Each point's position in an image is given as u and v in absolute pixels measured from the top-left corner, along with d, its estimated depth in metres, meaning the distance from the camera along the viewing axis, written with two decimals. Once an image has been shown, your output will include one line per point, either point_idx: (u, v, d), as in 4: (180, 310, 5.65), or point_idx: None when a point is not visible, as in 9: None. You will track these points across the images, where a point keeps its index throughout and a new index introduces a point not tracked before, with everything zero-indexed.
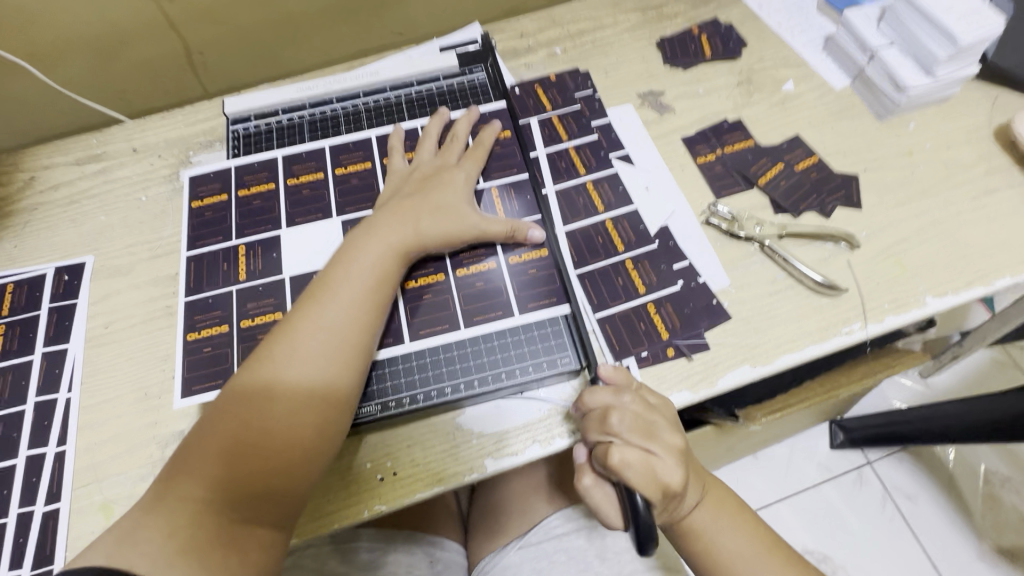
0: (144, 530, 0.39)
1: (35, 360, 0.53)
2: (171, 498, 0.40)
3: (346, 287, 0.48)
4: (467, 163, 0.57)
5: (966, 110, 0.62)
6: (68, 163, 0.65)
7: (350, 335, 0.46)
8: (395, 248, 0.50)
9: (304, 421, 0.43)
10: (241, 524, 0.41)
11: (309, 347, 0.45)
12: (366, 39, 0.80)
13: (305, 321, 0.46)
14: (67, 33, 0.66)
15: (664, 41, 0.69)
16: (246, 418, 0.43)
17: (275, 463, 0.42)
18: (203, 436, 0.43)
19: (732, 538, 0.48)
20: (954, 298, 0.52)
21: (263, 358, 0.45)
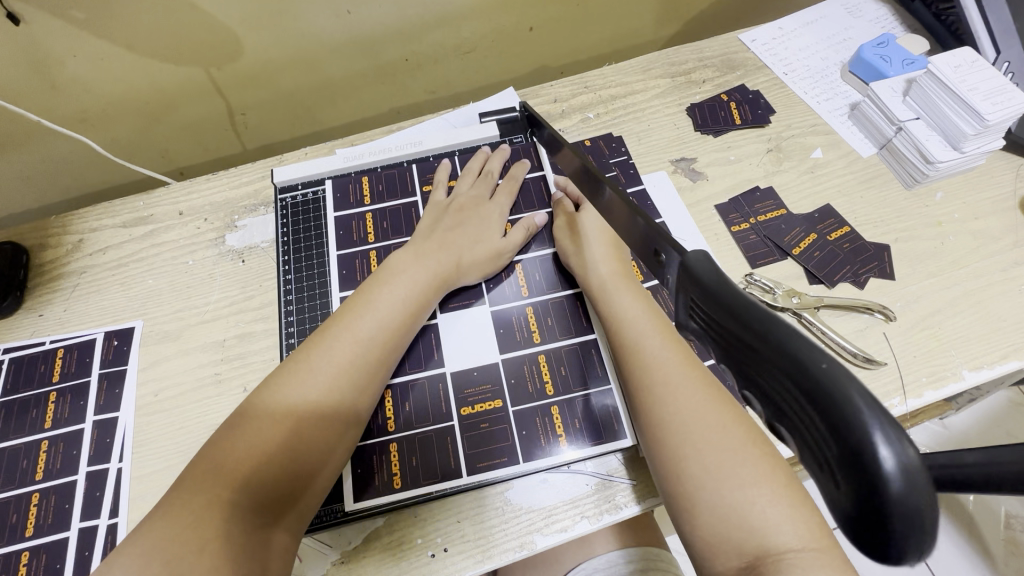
0: (160, 532, 0.37)
1: (86, 429, 0.54)
2: (188, 500, 0.38)
3: (386, 306, 0.49)
4: (501, 197, 0.60)
5: (991, 180, 0.64)
6: (115, 226, 0.66)
7: (380, 349, 0.48)
8: (433, 274, 0.53)
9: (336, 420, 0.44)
10: (260, 531, 0.39)
11: (344, 353, 0.46)
12: (400, 98, 0.82)
13: (344, 330, 0.47)
14: (119, 100, 0.68)
15: (695, 107, 0.71)
16: (269, 418, 0.42)
17: (303, 467, 0.42)
18: (237, 441, 0.41)
19: (688, 395, 0.42)
20: (989, 371, 0.53)
21: (299, 362, 0.45)
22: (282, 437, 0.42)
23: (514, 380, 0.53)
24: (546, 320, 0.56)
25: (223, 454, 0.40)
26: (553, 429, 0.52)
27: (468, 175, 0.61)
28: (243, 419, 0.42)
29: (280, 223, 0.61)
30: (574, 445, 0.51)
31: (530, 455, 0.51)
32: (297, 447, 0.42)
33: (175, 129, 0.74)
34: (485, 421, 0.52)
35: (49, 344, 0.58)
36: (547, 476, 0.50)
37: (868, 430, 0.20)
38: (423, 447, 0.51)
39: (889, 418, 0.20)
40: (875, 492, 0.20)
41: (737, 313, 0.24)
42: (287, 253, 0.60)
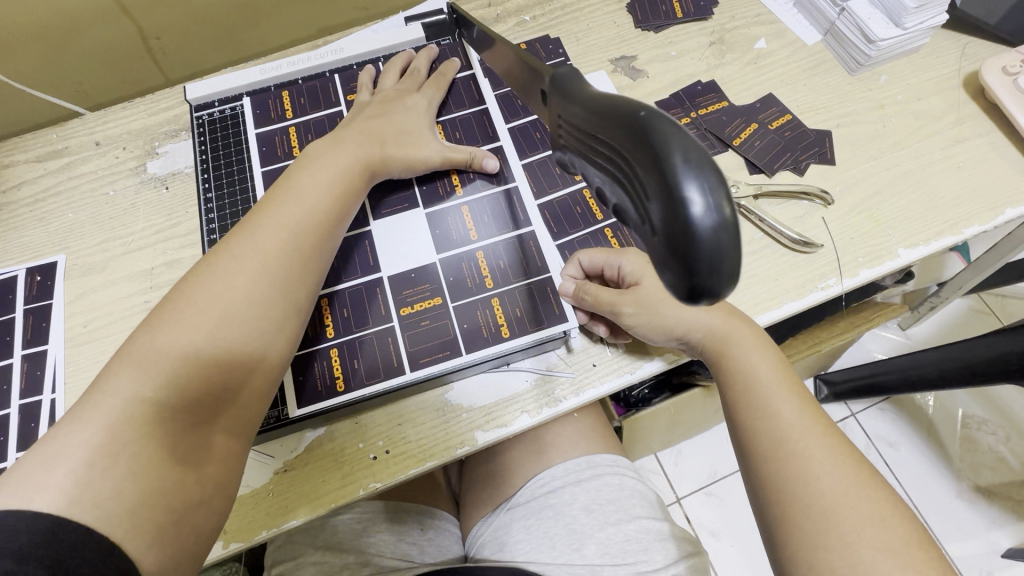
0: (83, 430, 0.35)
1: (15, 364, 0.52)
2: (112, 396, 0.36)
3: (311, 195, 0.47)
4: (428, 91, 0.57)
5: (935, 60, 0.62)
6: (29, 161, 0.62)
7: (310, 237, 0.46)
8: (358, 162, 0.50)
9: (268, 309, 0.42)
10: (194, 428, 0.38)
11: (269, 242, 0.44)
12: (329, 15, 0.77)
13: (267, 219, 0.45)
14: (14, 27, 0.62)
15: (635, 3, 0.67)
16: (191, 308, 0.40)
17: (238, 360, 0.41)
18: (156, 336, 0.39)
19: (778, 401, 0.43)
20: (925, 248, 0.54)
21: (221, 255, 0.43)
22: (211, 327, 0.40)
23: (452, 278, 0.52)
24: (481, 217, 0.54)
25: (144, 346, 0.38)
26: (495, 321, 0.50)
27: (392, 71, 0.58)
28: (165, 312, 0.40)
29: (199, 142, 0.58)
30: (516, 334, 0.50)
31: (474, 346, 0.49)
32: (229, 338, 0.40)
33: (85, 59, 0.70)
34: (426, 318, 0.50)
35: None
36: (487, 373, 0.50)
37: (677, 173, 0.22)
38: (364, 350, 0.49)
39: (703, 160, 0.22)
40: (683, 228, 0.22)
41: (591, 114, 0.27)
42: (208, 174, 0.57)
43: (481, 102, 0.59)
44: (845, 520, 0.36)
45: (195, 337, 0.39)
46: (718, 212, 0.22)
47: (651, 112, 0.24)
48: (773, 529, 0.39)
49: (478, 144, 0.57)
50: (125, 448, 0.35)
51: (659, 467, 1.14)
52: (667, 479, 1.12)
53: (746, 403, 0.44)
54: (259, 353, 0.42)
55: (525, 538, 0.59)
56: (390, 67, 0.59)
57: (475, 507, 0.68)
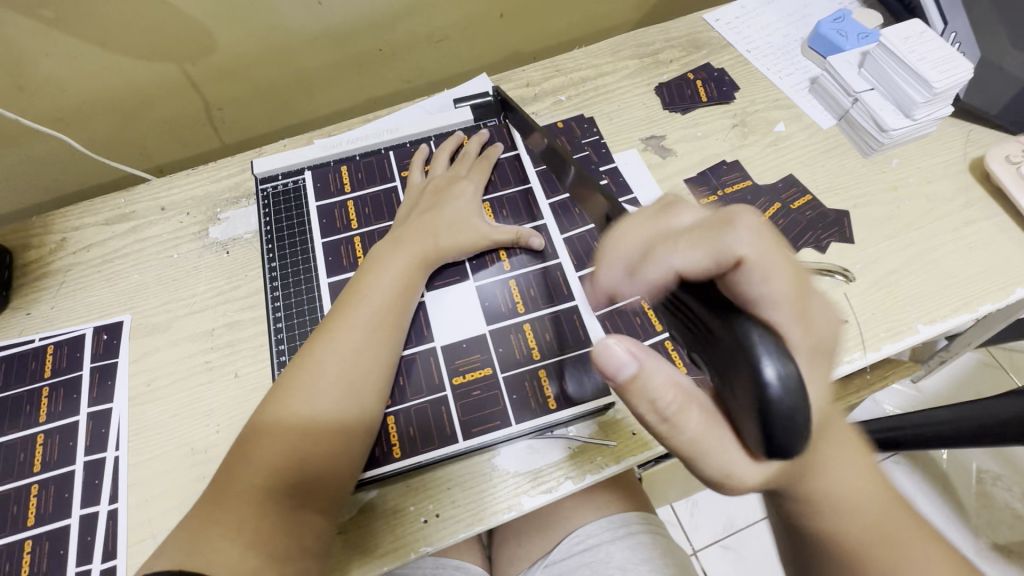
0: (214, 522, 0.42)
1: (81, 421, 0.55)
2: (233, 491, 0.43)
3: (378, 294, 0.53)
4: (475, 176, 0.62)
5: (942, 145, 0.67)
6: (98, 224, 0.67)
7: (379, 333, 0.51)
8: (417, 256, 0.56)
9: (347, 402, 0.48)
10: (296, 513, 0.44)
11: (344, 341, 0.50)
12: (376, 88, 0.83)
13: (341, 321, 0.51)
14: (94, 98, 0.68)
15: (663, 87, 0.73)
16: (285, 411, 0.47)
17: (328, 451, 0.46)
18: (258, 434, 0.46)
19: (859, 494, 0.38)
20: (942, 324, 0.57)
21: (304, 357, 0.49)
22: (305, 424, 0.46)
23: (502, 349, 0.55)
24: (528, 291, 0.58)
25: (252, 447, 0.45)
26: (542, 393, 0.53)
27: (443, 155, 0.64)
28: (266, 412, 0.47)
29: (263, 212, 0.63)
30: (563, 405, 0.53)
31: (523, 417, 0.53)
32: (320, 433, 0.46)
33: (153, 126, 0.75)
34: (478, 388, 0.54)
35: (38, 340, 0.59)
36: (533, 440, 0.52)
37: (757, 349, 0.30)
38: (418, 419, 0.52)
39: (781, 354, 0.30)
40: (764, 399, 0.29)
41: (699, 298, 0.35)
42: (272, 244, 0.62)
43: (525, 181, 0.64)
44: None
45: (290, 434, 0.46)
46: (794, 383, 0.29)
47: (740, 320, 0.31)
48: None
49: (523, 220, 0.62)
50: (244, 534, 0.41)
51: (676, 518, 1.14)
52: (685, 531, 1.12)
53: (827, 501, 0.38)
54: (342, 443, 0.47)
55: None
56: (441, 150, 0.65)
57: (509, 561, 0.69)
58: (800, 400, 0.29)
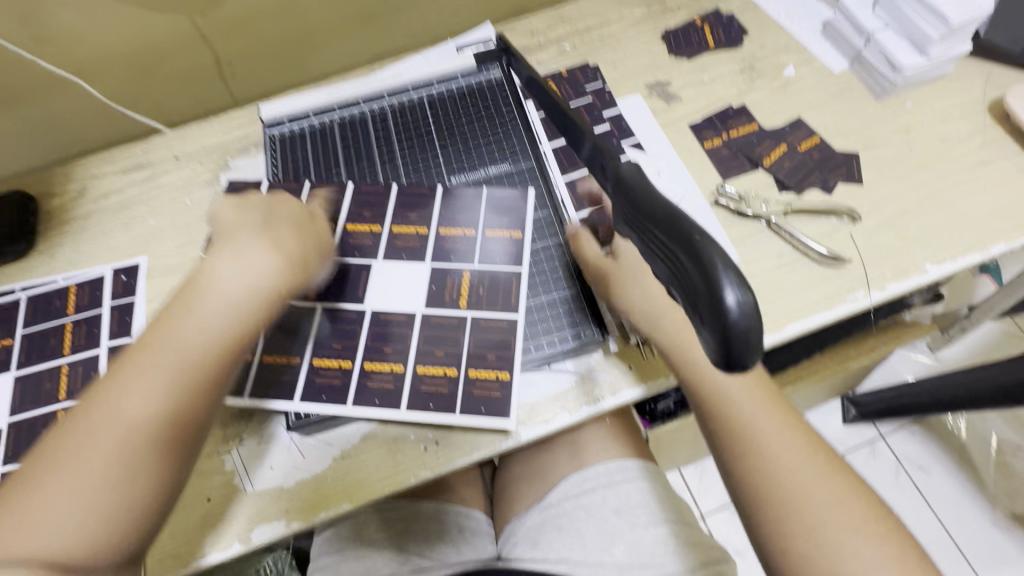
0: (11, 532, 0.36)
1: (102, 353, 0.58)
2: (33, 489, 0.38)
3: (212, 302, 0.45)
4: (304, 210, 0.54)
5: (961, 85, 0.65)
6: (115, 173, 0.69)
7: (235, 328, 0.44)
8: (280, 267, 0.48)
9: (189, 402, 0.42)
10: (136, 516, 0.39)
11: (185, 354, 0.42)
12: (383, 44, 0.83)
13: (170, 337, 0.43)
14: (108, 50, 0.70)
15: (669, 33, 0.72)
16: (108, 407, 0.40)
17: (174, 457, 0.41)
18: (64, 468, 0.38)
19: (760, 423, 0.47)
20: (952, 264, 0.56)
21: (116, 382, 0.41)
22: (127, 429, 0.40)
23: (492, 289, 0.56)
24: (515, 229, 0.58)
25: (58, 448, 0.39)
26: (484, 370, 0.52)
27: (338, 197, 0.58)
28: (80, 417, 0.40)
29: (269, 155, 0.65)
30: (556, 338, 0.54)
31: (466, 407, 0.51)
32: (150, 435, 0.40)
33: (167, 82, 0.77)
34: (441, 350, 0.53)
35: (61, 281, 0.62)
36: (531, 373, 0.53)
37: (717, 271, 0.24)
38: (380, 371, 0.53)
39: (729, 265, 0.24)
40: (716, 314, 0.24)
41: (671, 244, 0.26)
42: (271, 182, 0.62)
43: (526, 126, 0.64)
44: (806, 503, 0.43)
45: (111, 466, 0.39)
46: (751, 305, 0.23)
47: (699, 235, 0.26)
48: (746, 508, 0.46)
49: (522, 161, 0.63)
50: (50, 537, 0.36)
51: (685, 484, 1.13)
52: (692, 495, 1.12)
53: (746, 462, 0.46)
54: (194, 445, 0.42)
55: (557, 536, 0.61)
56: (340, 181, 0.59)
57: (507, 506, 0.71)
58: (757, 326, 0.25)
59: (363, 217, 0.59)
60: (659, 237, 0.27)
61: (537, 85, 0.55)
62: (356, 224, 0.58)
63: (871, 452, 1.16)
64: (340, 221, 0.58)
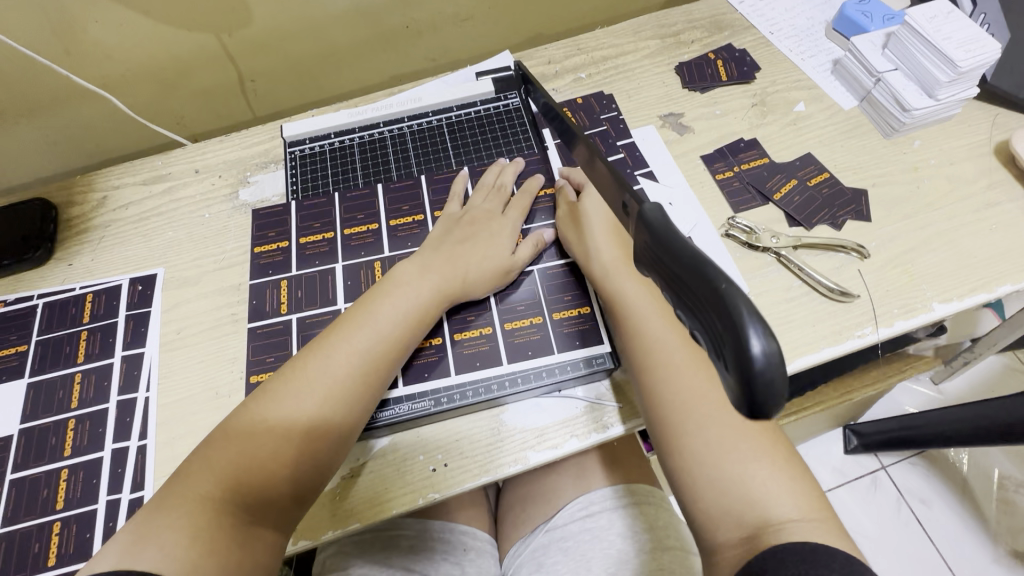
0: (168, 524, 0.41)
1: (116, 363, 0.59)
2: (194, 489, 0.43)
3: (381, 324, 0.51)
4: (513, 214, 0.60)
5: (968, 127, 0.66)
6: (136, 184, 0.71)
7: (375, 364, 0.50)
8: (438, 289, 0.54)
9: (317, 437, 0.46)
10: (250, 526, 0.43)
11: (338, 367, 0.48)
12: (402, 66, 0.85)
13: (341, 344, 0.50)
14: (137, 65, 0.72)
15: (683, 66, 0.74)
16: (268, 423, 0.46)
17: (273, 489, 0.44)
18: (230, 447, 0.45)
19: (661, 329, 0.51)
20: (958, 304, 0.56)
21: (297, 369, 0.49)
22: (261, 436, 0.45)
23: (507, 315, 0.57)
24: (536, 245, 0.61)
25: (222, 450, 0.45)
26: (568, 310, 0.57)
27: (484, 190, 0.62)
28: (240, 422, 0.46)
29: (290, 173, 0.67)
30: (567, 361, 0.55)
31: (563, 342, 0.56)
32: (292, 452, 0.45)
33: (190, 96, 0.78)
34: (522, 304, 0.58)
35: (79, 289, 0.63)
36: (541, 399, 0.54)
37: (743, 319, 0.24)
38: (473, 337, 0.56)
39: (757, 315, 0.24)
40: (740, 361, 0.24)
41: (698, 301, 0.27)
42: (298, 202, 0.65)
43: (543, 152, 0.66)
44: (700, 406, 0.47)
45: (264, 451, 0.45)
46: (778, 355, 0.23)
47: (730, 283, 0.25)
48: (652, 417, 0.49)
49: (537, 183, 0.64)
50: (198, 538, 0.40)
51: None
52: None
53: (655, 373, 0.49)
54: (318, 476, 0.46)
55: (562, 559, 0.60)
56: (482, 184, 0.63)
57: (513, 525, 0.70)
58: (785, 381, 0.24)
59: (401, 211, 0.63)
60: (686, 282, 0.28)
61: (555, 114, 0.57)
62: (399, 219, 0.62)
63: (873, 484, 1.15)
64: (383, 219, 0.62)
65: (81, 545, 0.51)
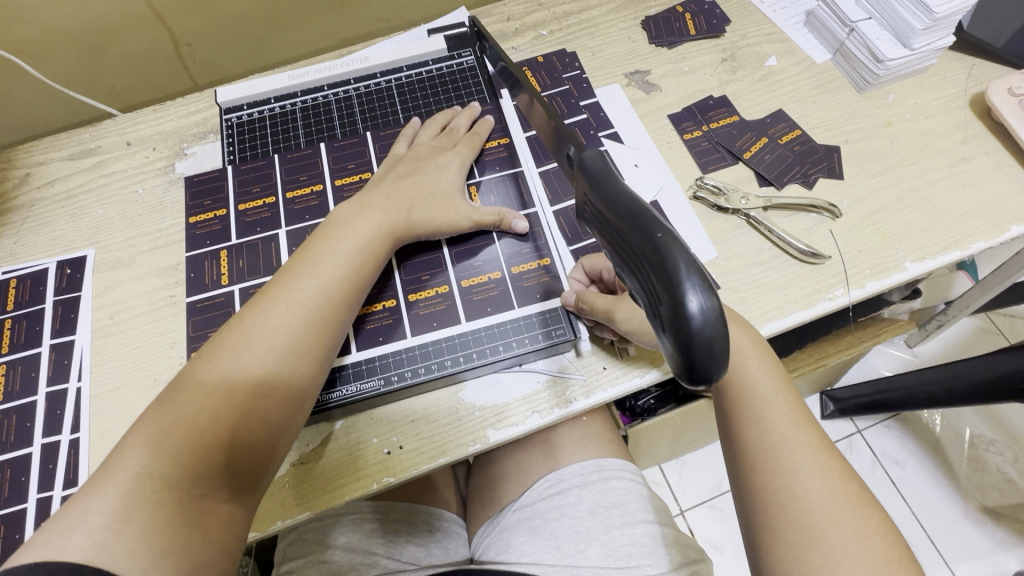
0: (99, 506, 0.36)
1: (44, 352, 0.54)
2: (124, 467, 0.37)
3: (326, 269, 0.46)
4: (461, 150, 0.56)
5: (943, 79, 0.64)
6: (62, 159, 0.65)
7: (323, 313, 0.45)
8: (381, 231, 0.49)
9: (262, 394, 0.42)
10: (200, 500, 0.38)
11: (279, 320, 0.44)
12: (353, 26, 0.80)
13: (280, 295, 0.45)
14: (54, 27, 0.65)
15: (649, 20, 0.70)
16: (203, 387, 0.41)
17: (221, 454, 0.40)
18: (162, 414, 0.40)
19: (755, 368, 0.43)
20: (932, 262, 0.55)
21: (234, 328, 0.44)
22: (193, 400, 0.40)
23: (465, 278, 0.53)
24: (490, 199, 0.56)
25: (153, 422, 0.40)
26: (527, 262, 0.53)
27: (431, 128, 0.58)
28: (172, 391, 0.41)
29: (226, 137, 0.61)
30: (526, 320, 0.51)
31: (523, 296, 0.52)
32: (236, 413, 0.40)
33: (120, 62, 0.72)
34: (480, 260, 0.54)
35: (1, 275, 0.58)
36: (501, 374, 0.51)
37: (681, 275, 0.23)
38: (428, 296, 0.52)
39: (698, 271, 0.24)
40: (678, 319, 0.23)
41: (636, 259, 0.26)
42: (235, 166, 0.60)
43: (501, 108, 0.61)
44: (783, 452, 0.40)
45: (202, 416, 0.40)
46: (715, 313, 0.23)
47: (668, 236, 0.25)
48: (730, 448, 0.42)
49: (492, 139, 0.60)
50: (135, 519, 0.36)
51: (664, 478, 1.10)
52: (671, 490, 1.09)
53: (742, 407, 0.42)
54: (271, 437, 0.42)
55: (529, 539, 0.58)
56: (430, 123, 0.59)
57: (482, 506, 0.68)
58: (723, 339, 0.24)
59: (347, 169, 0.58)
60: (624, 237, 0.27)
61: (512, 74, 0.53)
62: (344, 178, 0.58)
63: (848, 446, 1.16)
64: (328, 178, 0.58)
65: (13, 546, 0.47)
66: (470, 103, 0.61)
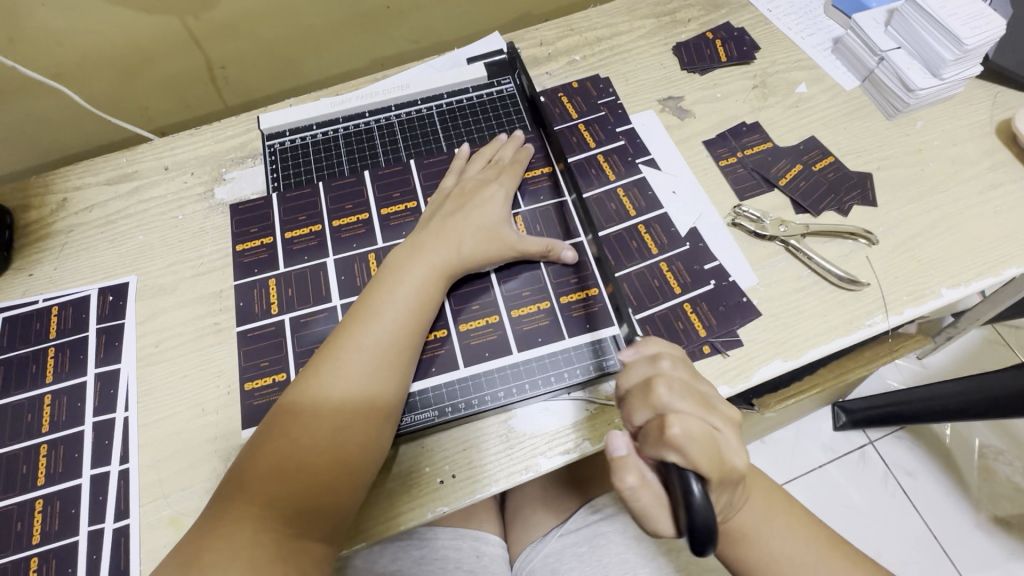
0: (207, 548, 0.39)
1: (89, 381, 0.54)
2: (231, 517, 0.40)
3: (390, 311, 0.48)
4: (506, 181, 0.57)
5: (969, 107, 0.65)
6: (99, 184, 0.65)
7: (390, 356, 0.47)
8: (436, 269, 0.51)
9: (345, 438, 0.44)
10: (297, 539, 0.41)
11: (352, 366, 0.45)
12: (383, 49, 0.80)
13: (348, 342, 0.46)
14: (93, 52, 0.65)
15: (680, 47, 0.71)
16: (292, 436, 0.43)
17: (309, 497, 0.42)
18: (252, 463, 0.43)
19: (752, 511, 0.48)
20: (966, 289, 0.56)
21: (309, 377, 0.46)
22: (281, 449, 0.43)
23: (513, 308, 0.54)
24: (534, 227, 0.57)
25: (249, 471, 0.42)
26: (574, 292, 0.54)
27: (477, 159, 0.59)
28: (259, 442, 0.44)
29: (269, 164, 0.62)
30: (575, 346, 0.52)
31: (572, 326, 0.53)
32: (318, 460, 0.42)
33: (154, 85, 0.72)
34: (527, 289, 0.54)
35: (41, 302, 0.58)
36: (550, 402, 0.51)
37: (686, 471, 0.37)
38: (479, 326, 0.53)
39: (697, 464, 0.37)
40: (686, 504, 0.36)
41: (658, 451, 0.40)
42: (280, 193, 0.60)
43: (541, 136, 0.62)
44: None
45: (291, 464, 0.42)
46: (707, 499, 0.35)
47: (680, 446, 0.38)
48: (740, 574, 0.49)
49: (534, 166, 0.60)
50: (241, 568, 0.38)
51: None
52: None
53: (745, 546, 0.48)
54: (351, 480, 0.43)
55: (577, 565, 0.58)
56: (475, 155, 0.60)
57: (522, 530, 0.68)
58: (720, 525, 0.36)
59: (392, 198, 0.59)
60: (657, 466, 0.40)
61: None
62: (389, 206, 0.58)
63: (861, 458, 1.17)
64: (373, 207, 0.58)
65: None
66: (514, 131, 0.62)
